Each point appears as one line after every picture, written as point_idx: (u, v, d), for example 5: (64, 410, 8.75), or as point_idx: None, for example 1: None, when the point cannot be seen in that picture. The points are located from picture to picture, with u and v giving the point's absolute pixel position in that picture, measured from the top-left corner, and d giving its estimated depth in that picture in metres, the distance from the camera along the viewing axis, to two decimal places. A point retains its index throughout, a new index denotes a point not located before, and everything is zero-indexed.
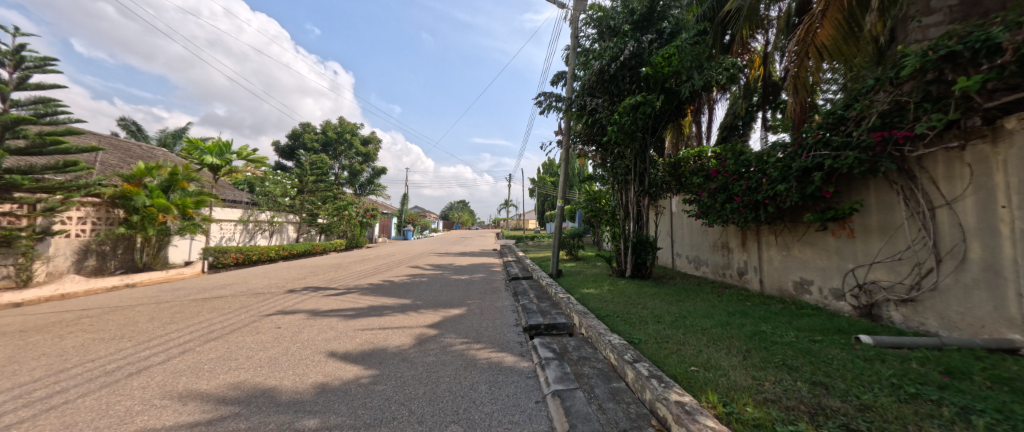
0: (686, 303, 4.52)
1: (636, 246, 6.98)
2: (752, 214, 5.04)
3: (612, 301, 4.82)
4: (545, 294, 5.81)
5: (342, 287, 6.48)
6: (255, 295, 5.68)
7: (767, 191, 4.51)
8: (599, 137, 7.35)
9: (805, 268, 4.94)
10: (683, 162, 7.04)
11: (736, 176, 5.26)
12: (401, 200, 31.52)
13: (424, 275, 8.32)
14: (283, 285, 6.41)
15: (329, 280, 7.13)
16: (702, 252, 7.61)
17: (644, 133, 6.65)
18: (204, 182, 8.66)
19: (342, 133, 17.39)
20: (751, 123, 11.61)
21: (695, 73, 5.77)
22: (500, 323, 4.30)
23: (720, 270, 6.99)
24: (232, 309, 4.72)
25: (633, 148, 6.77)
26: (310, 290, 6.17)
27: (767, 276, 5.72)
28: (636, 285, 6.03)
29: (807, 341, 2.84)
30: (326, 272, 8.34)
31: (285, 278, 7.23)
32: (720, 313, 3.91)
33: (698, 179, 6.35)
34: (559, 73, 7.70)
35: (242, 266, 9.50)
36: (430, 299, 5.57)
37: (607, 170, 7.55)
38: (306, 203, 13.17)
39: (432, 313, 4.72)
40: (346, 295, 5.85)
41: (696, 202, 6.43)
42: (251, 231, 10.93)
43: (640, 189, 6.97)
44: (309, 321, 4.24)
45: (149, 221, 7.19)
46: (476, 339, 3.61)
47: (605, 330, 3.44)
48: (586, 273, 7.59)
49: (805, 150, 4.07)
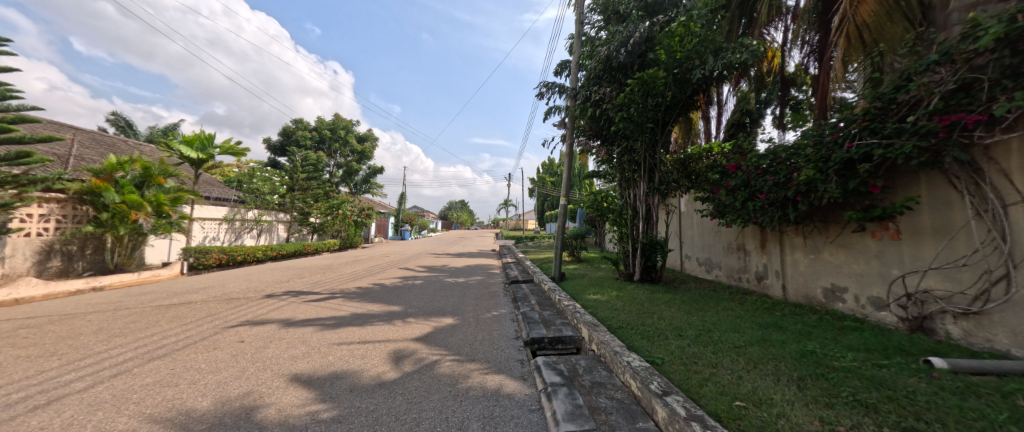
0: (708, 313, 4.00)
1: (645, 248, 6.44)
2: (779, 213, 4.53)
3: (623, 311, 4.31)
4: (547, 301, 5.30)
5: (326, 292, 5.95)
6: (229, 301, 5.16)
7: (799, 187, 4.02)
8: (605, 130, 6.83)
9: (838, 274, 4.44)
10: (694, 159, 6.55)
11: (760, 171, 4.75)
12: (398, 199, 30.97)
13: (418, 278, 7.79)
14: (261, 289, 5.88)
15: (314, 284, 6.60)
16: (715, 254, 7.12)
17: (655, 124, 6.13)
18: (183, 178, 8.14)
19: (336, 130, 16.85)
20: (759, 120, 11.09)
21: (712, 57, 5.27)
22: (497, 336, 3.78)
23: (735, 274, 6.49)
24: (197, 318, 4.20)
25: (642, 141, 6.24)
26: (291, 295, 5.64)
27: (791, 281, 5.22)
28: (647, 291, 5.52)
29: (872, 367, 2.33)
30: (313, 274, 7.81)
31: (266, 281, 6.70)
32: (751, 326, 3.40)
33: (714, 176, 5.86)
34: (563, 63, 7.19)
35: (226, 267, 8.98)
36: (421, 306, 5.05)
37: (614, 166, 7.02)
38: (297, 201, 12.65)
39: (422, 323, 4.21)
40: (328, 300, 5.33)
41: (711, 200, 5.92)
42: (237, 230, 10.39)
43: (650, 186, 6.45)
44: (279, 332, 3.71)
45: (121, 219, 6.67)
46: (469, 357, 3.09)
47: (621, 347, 2.91)
48: (590, 277, 7.07)
49: (847, 139, 3.56)
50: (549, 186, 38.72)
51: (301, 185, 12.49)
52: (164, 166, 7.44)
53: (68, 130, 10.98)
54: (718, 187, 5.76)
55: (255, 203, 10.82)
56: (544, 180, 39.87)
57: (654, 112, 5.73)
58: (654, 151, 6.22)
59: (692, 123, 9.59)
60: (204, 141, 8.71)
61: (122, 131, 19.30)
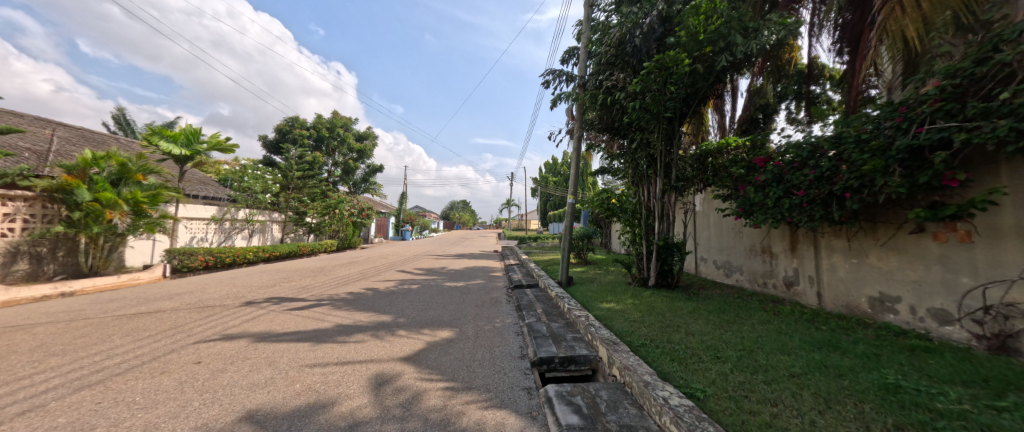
0: (743, 327, 3.45)
1: (661, 251, 5.90)
2: (821, 212, 3.96)
3: (644, 324, 3.76)
4: (555, 309, 4.78)
5: (313, 298, 5.45)
6: (202, 310, 4.65)
7: (849, 182, 3.48)
8: (616, 122, 6.28)
9: (888, 281, 3.89)
10: (715, 153, 6.01)
11: (797, 164, 4.20)
12: (399, 199, 30.52)
13: (415, 282, 7.28)
14: (241, 295, 5.37)
15: (301, 289, 6.09)
16: (736, 258, 6.57)
17: (673, 114, 5.59)
18: (166, 176, 7.71)
19: (334, 128, 16.39)
20: (772, 114, 10.47)
21: (739, 38, 4.74)
22: (499, 355, 3.24)
23: (760, 279, 5.96)
24: (158, 331, 3.69)
25: (659, 134, 5.70)
26: (273, 301, 5.13)
27: (827, 288, 4.68)
28: (665, 298, 4.97)
29: (988, 411, 1.79)
30: (302, 278, 7.31)
31: (249, 286, 6.20)
32: (801, 346, 2.85)
33: (739, 173, 5.32)
34: (570, 50, 6.65)
35: (213, 269, 8.52)
36: (415, 315, 4.53)
37: (626, 161, 6.47)
38: (291, 201, 12.19)
39: (412, 337, 3.67)
40: (312, 308, 4.81)
41: (735, 198, 5.37)
42: (227, 230, 9.94)
43: (666, 183, 5.88)
44: (246, 349, 3.19)
45: (94, 219, 6.22)
46: (465, 385, 2.56)
47: (650, 375, 2.38)
48: (600, 281, 6.53)
49: (913, 123, 3.01)
50: (552, 186, 38.24)
51: (296, 183, 12.04)
52: (144, 162, 6.99)
53: (52, 126, 10.52)
54: (744, 184, 5.23)
55: (246, 202, 10.35)
56: (546, 180, 39.38)
57: (673, 102, 5.20)
58: (671, 142, 5.62)
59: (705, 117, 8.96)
60: (190, 136, 8.25)
61: (120, 128, 18.90)
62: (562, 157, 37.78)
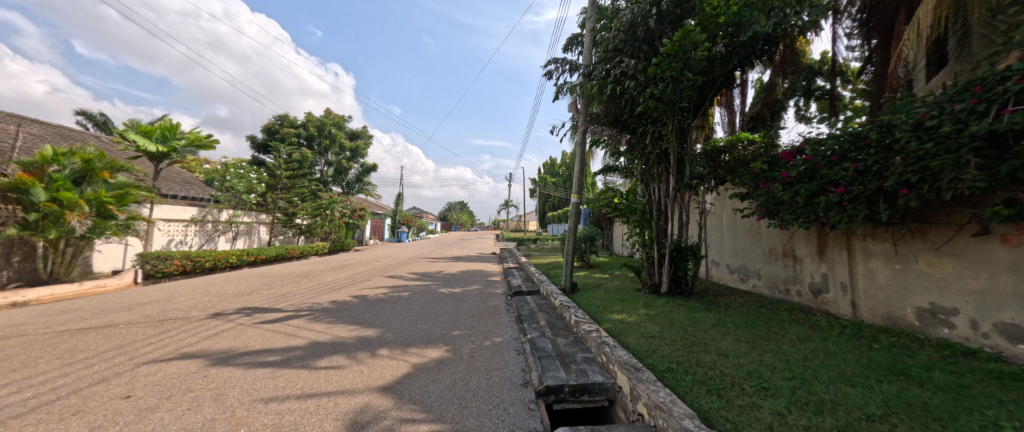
0: (783, 347, 2.94)
1: (674, 255, 5.40)
2: (865, 211, 3.46)
3: (665, 341, 3.24)
4: (560, 321, 4.27)
5: (291, 308, 4.91)
6: (161, 323, 4.09)
7: (909, 174, 2.97)
8: (624, 115, 5.79)
9: (942, 290, 3.41)
10: (731, 149, 5.54)
11: (834, 157, 3.71)
12: (395, 200, 29.89)
13: (406, 288, 6.74)
14: (211, 306, 4.83)
15: (280, 297, 5.53)
16: (753, 262, 6.10)
17: (689, 104, 5.11)
18: (138, 174, 7.14)
19: (326, 126, 15.86)
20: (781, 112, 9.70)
21: (761, 18, 4.29)
22: (497, 381, 2.72)
23: (781, 285, 5.48)
24: (97, 351, 3.14)
25: (672, 126, 5.21)
26: (245, 312, 4.59)
27: (863, 296, 4.19)
28: (682, 308, 4.46)
29: None
30: (285, 284, 6.76)
31: (224, 295, 5.63)
32: (864, 376, 2.34)
33: (760, 169, 4.84)
34: (574, 38, 6.18)
35: (191, 274, 7.95)
36: (402, 329, 4.00)
37: (634, 157, 5.98)
38: (279, 201, 11.65)
39: (397, 358, 3.15)
40: (287, 320, 4.26)
41: (757, 197, 4.89)
42: (209, 233, 9.37)
43: (680, 181, 5.39)
44: (194, 375, 2.65)
45: (53, 221, 5.67)
46: (454, 429, 2.04)
47: (689, 418, 1.86)
48: (607, 288, 6.03)
49: (990, 105, 2.53)
50: (551, 186, 37.78)
51: (284, 183, 11.48)
52: (109, 158, 6.40)
53: (24, 122, 9.93)
54: (767, 182, 4.75)
55: (229, 203, 9.77)
56: (545, 180, 38.88)
57: (690, 90, 4.71)
58: (686, 134, 5.12)
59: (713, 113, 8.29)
60: (166, 132, 7.67)
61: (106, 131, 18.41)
62: (561, 157, 37.26)
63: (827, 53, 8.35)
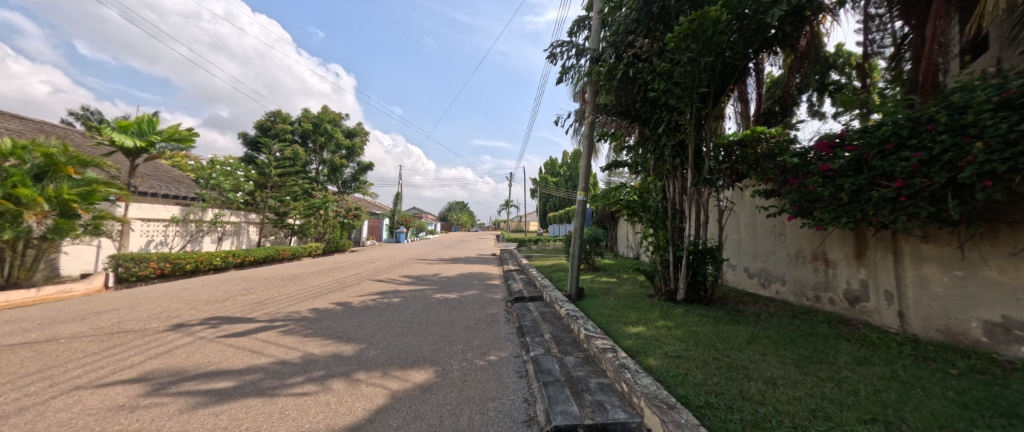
0: (844, 374, 2.40)
1: (692, 258, 4.87)
2: (929, 209, 2.94)
3: (694, 363, 2.71)
4: (567, 335, 3.74)
5: (266, 317, 4.39)
6: (112, 336, 3.57)
7: (996, 162, 2.44)
8: (636, 104, 5.26)
9: (1021, 303, 2.88)
10: (752, 142, 4.99)
11: (889, 145, 3.19)
12: (394, 199, 29.40)
13: (398, 293, 6.22)
14: (175, 316, 4.31)
15: (257, 305, 5.01)
16: (776, 266, 5.59)
17: (709, 90, 4.57)
18: (110, 170, 6.62)
19: (321, 123, 15.35)
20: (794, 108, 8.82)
21: None
22: (492, 419, 2.18)
23: (811, 292, 4.96)
24: (17, 374, 2.63)
25: (690, 114, 4.67)
26: (211, 323, 4.06)
27: (914, 307, 3.67)
28: (705, 319, 3.93)
29: None
30: (266, 289, 6.25)
31: (195, 302, 5.12)
32: (970, 420, 1.80)
33: (790, 163, 4.33)
34: (580, 20, 5.66)
35: (169, 277, 7.46)
36: (386, 344, 3.47)
37: (647, 151, 5.46)
38: (269, 200, 11.15)
39: (372, 384, 2.61)
40: (256, 333, 3.73)
41: (788, 193, 4.37)
42: (193, 233, 8.87)
43: (699, 176, 4.87)
44: (117, 410, 2.13)
45: (10, 220, 5.16)
46: None
47: None
48: (616, 294, 5.50)
49: None
50: (552, 186, 37.31)
51: (274, 181, 10.98)
52: (74, 152, 5.93)
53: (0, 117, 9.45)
54: (800, 177, 4.22)
55: (214, 202, 9.26)
56: (545, 180, 38.32)
57: (711, 74, 4.17)
58: (705, 124, 4.58)
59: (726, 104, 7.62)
60: (144, 124, 7.13)
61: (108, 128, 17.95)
62: (562, 156, 36.84)
63: (842, 45, 7.80)
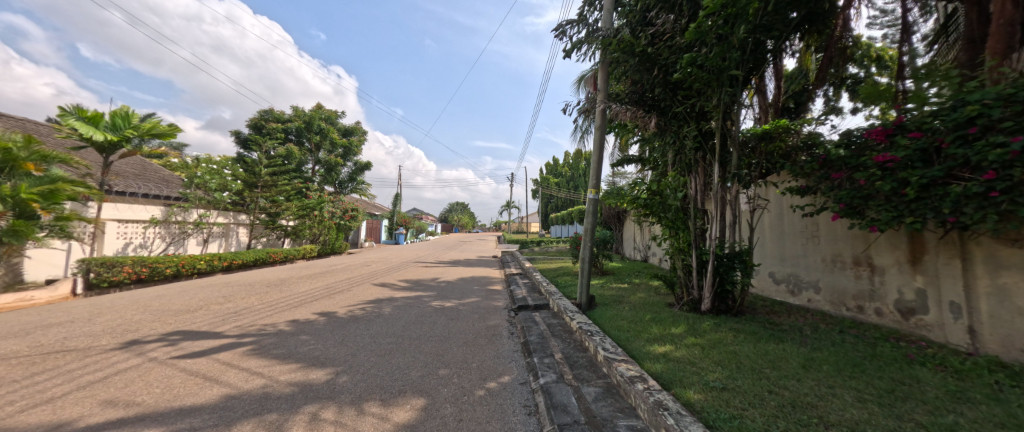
0: (950, 420, 1.85)
1: (719, 264, 4.30)
2: None
3: (749, 400, 2.15)
4: (582, 354, 3.20)
5: (236, 332, 3.85)
6: (47, 357, 3.03)
7: None
8: (655, 92, 4.70)
9: None
10: (783, 135, 4.46)
11: (976, 129, 2.63)
12: (393, 201, 28.94)
13: (391, 301, 5.67)
14: (132, 331, 3.77)
15: (230, 316, 4.47)
16: (807, 272, 5.05)
17: (740, 74, 4.04)
18: (79, 167, 6.10)
19: (316, 122, 14.87)
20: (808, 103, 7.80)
21: None
22: None
23: (852, 302, 4.40)
24: None
25: (718, 101, 4.12)
26: (170, 340, 3.51)
27: (990, 323, 3.10)
28: (741, 335, 3.39)
29: None
30: (246, 297, 5.70)
31: (162, 312, 4.59)
32: None
33: (833, 156, 3.80)
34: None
35: (147, 283, 6.96)
36: (368, 368, 2.92)
37: (665, 144, 4.90)
38: (260, 200, 10.65)
39: (342, 426, 2.06)
40: (218, 353, 3.19)
41: (833, 190, 3.82)
42: (176, 235, 8.37)
43: (728, 171, 4.32)
44: None
45: None
46: None
47: None
48: (630, 303, 4.96)
49: None
50: (553, 186, 36.79)
51: (266, 180, 10.49)
52: (37, 147, 5.43)
53: None
54: (845, 171, 3.71)
55: (198, 202, 8.75)
56: (546, 180, 37.81)
57: (744, 52, 3.63)
58: (735, 111, 4.03)
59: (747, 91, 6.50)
60: (118, 118, 6.65)
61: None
62: (563, 156, 36.37)
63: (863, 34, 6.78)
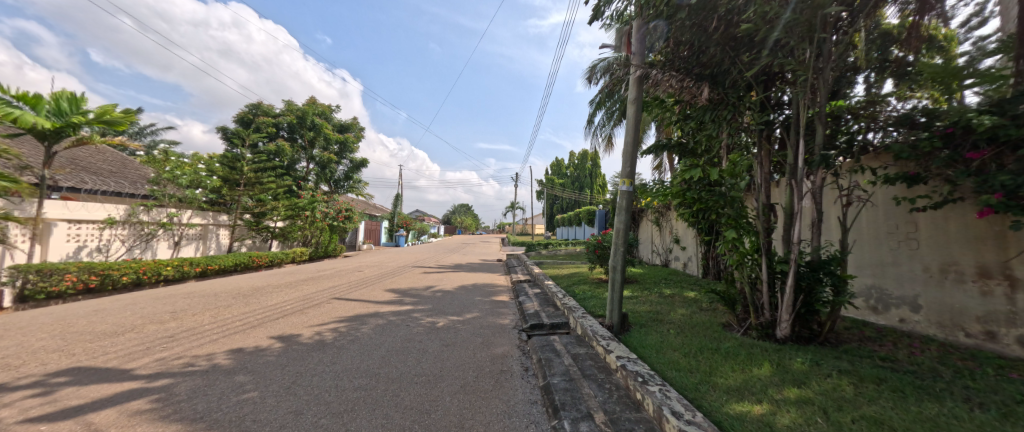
0: None
1: (801, 277, 3.20)
2: None
3: None
4: (637, 412, 2.14)
5: (153, 368, 2.84)
6: None
7: None
8: (711, 50, 3.60)
9: None
10: (874, 106, 3.41)
11: None
12: (393, 201, 28.06)
13: (375, 317, 4.66)
14: (5, 370, 2.74)
15: (162, 342, 3.45)
16: (898, 284, 3.97)
17: (832, 17, 2.96)
18: (10, 157, 5.07)
19: (309, 116, 13.94)
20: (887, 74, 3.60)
21: None
22: None
23: (981, 327, 3.28)
24: None
25: (803, 57, 3.06)
26: (49, 385, 2.50)
27: None
28: (863, 382, 2.32)
29: None
30: (199, 312, 4.68)
31: (77, 337, 3.57)
32: None
33: (973, 127, 2.74)
34: None
35: (98, 292, 6.05)
36: None
37: (718, 121, 3.78)
38: (243, 198, 9.73)
39: None
40: (98, 413, 2.17)
41: (982, 176, 2.70)
42: (142, 237, 7.45)
43: (815, 151, 3.19)
44: None
45: None
46: None
47: None
48: (674, 323, 3.92)
49: None
50: (557, 187, 35.75)
51: (248, 178, 9.56)
52: None
53: None
54: (992, 150, 2.66)
55: (169, 199, 7.80)
56: (551, 180, 36.84)
57: None
58: (827, 68, 2.98)
59: (831, 60, 3.09)
60: (63, 103, 5.68)
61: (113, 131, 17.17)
62: (568, 156, 35.43)
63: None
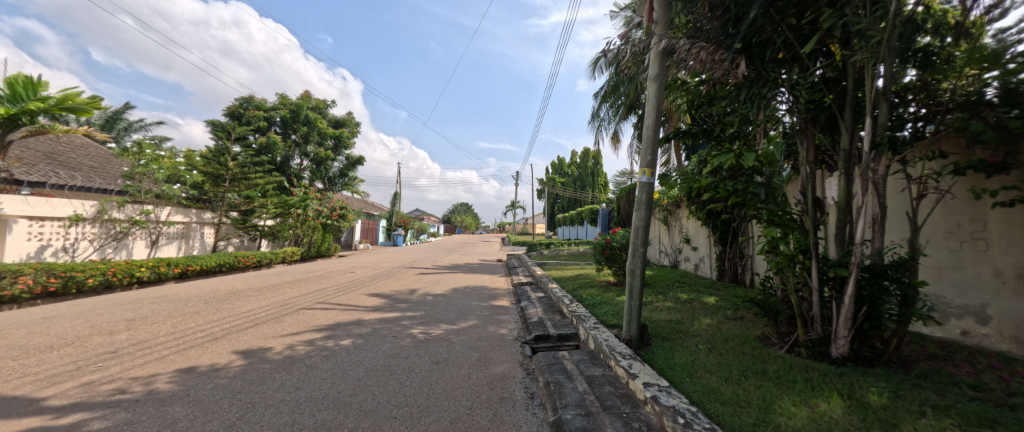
0: None
1: (862, 285, 2.65)
2: None
3: None
4: None
5: (75, 396, 2.32)
6: None
7: None
8: (750, 15, 3.05)
9: None
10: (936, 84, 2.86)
11: None
12: (392, 200, 27.50)
13: (358, 326, 4.14)
14: None
15: (101, 359, 2.93)
16: (960, 292, 3.42)
17: None
18: None
19: (302, 111, 13.40)
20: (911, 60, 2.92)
21: None
22: None
23: None
24: None
25: (869, 15, 2.50)
26: None
27: None
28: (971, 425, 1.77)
29: None
30: (160, 321, 4.13)
31: (4, 352, 3.05)
32: None
33: None
34: None
35: (60, 296, 5.53)
36: None
37: (756, 100, 3.23)
38: (229, 195, 9.21)
39: None
40: None
41: None
42: (114, 236, 6.92)
43: (879, 132, 2.65)
44: None
45: None
46: None
47: None
48: (703, 337, 3.37)
49: None
50: (559, 186, 35.21)
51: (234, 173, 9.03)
52: None
53: None
54: None
55: (145, 195, 7.27)
56: (552, 179, 36.28)
57: None
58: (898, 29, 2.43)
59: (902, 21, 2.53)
60: (18, 86, 5.12)
61: (101, 127, 16.54)
62: (570, 154, 34.87)
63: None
